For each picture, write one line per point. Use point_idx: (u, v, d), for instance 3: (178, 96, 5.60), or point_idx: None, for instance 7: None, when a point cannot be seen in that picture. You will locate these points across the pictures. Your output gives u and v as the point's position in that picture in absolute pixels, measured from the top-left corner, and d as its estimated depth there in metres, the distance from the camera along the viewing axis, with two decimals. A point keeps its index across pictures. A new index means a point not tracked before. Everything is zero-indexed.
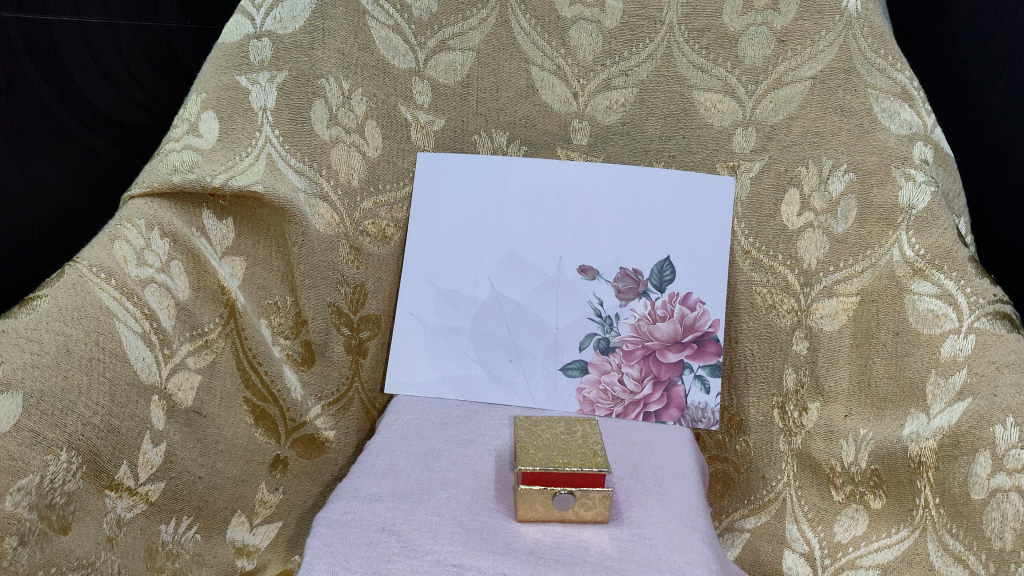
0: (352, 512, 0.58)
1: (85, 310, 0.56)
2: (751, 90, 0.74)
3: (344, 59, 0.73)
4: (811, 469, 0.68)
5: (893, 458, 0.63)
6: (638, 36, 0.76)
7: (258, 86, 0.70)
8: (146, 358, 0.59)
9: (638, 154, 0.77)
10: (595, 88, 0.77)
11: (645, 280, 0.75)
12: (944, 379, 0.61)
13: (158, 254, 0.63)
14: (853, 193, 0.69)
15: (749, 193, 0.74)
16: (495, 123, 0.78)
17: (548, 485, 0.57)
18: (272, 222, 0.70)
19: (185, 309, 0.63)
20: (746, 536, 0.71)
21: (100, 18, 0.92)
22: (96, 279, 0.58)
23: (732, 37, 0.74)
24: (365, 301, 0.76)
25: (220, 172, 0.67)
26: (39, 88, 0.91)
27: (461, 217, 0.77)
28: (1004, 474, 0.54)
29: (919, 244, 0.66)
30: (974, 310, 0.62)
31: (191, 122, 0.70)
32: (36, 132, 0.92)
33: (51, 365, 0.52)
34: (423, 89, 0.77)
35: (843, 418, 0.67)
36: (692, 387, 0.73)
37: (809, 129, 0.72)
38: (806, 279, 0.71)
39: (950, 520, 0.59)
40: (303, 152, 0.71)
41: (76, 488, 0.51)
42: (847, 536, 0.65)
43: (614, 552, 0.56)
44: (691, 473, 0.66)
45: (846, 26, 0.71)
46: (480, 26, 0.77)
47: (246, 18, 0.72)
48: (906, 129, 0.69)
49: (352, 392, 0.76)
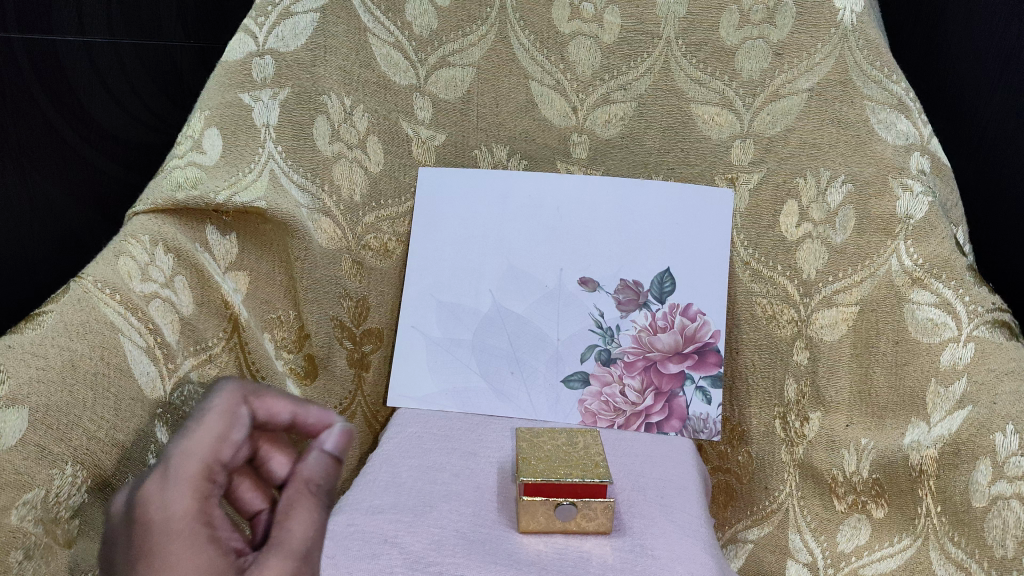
0: (355, 525, 0.57)
1: (91, 325, 0.57)
2: (748, 103, 0.74)
3: (346, 77, 0.74)
4: (812, 479, 0.69)
5: (895, 467, 0.63)
6: (636, 50, 0.77)
7: (261, 103, 0.71)
8: (150, 373, 0.59)
9: (637, 166, 0.78)
10: (594, 102, 0.77)
11: (645, 292, 0.75)
12: (944, 388, 0.62)
13: (163, 269, 0.64)
14: (851, 204, 0.70)
15: (747, 205, 0.75)
16: (495, 138, 0.79)
17: (550, 496, 0.57)
18: (275, 238, 0.71)
19: (189, 323, 0.64)
20: (750, 547, 0.71)
21: (105, 37, 0.94)
22: (101, 294, 0.59)
23: (729, 51, 0.75)
24: (367, 315, 0.76)
25: (222, 189, 0.68)
26: (45, 108, 0.94)
27: (463, 230, 0.77)
28: (1005, 482, 0.54)
29: (918, 253, 0.66)
30: (972, 319, 0.62)
31: (194, 139, 0.71)
32: (42, 151, 0.96)
33: (56, 380, 0.52)
34: (423, 105, 0.77)
35: (844, 427, 0.68)
36: (693, 398, 0.73)
37: (806, 140, 0.72)
38: (805, 289, 0.71)
39: (951, 528, 0.59)
40: (305, 168, 0.72)
41: (81, 502, 0.52)
42: (850, 546, 0.66)
43: (617, 562, 0.56)
44: (693, 484, 0.66)
45: (841, 40, 0.72)
46: (480, 42, 0.78)
47: (249, 37, 0.73)
48: (903, 140, 0.70)
49: (355, 405, 0.76)
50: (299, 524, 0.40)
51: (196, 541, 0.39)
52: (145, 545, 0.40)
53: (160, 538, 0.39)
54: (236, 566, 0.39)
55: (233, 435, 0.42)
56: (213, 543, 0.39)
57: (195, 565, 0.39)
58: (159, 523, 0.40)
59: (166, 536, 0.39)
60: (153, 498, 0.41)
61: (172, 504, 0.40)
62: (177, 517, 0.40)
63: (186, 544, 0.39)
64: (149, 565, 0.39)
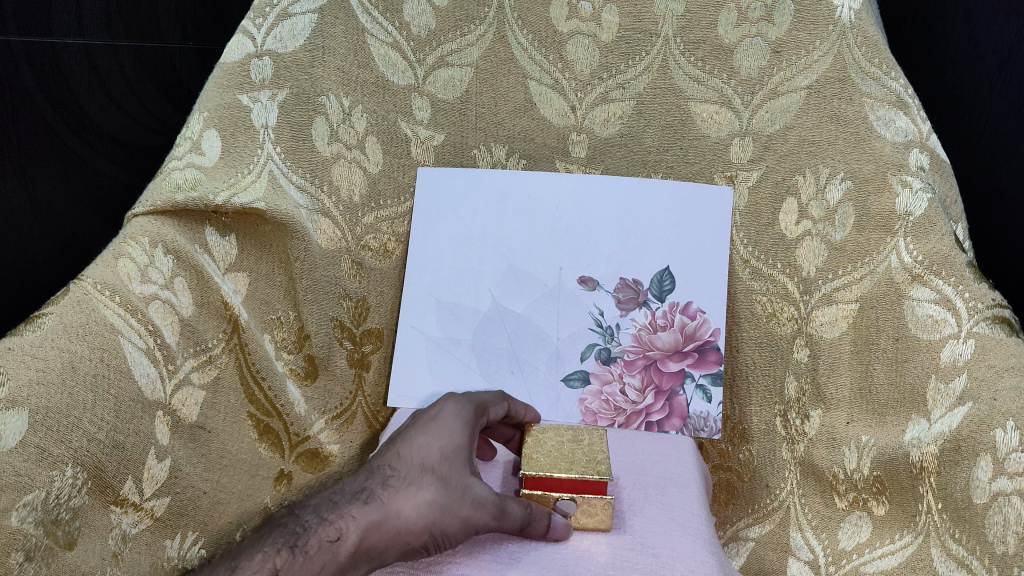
0: None
1: (91, 327, 0.57)
2: (747, 100, 0.74)
3: (344, 77, 0.74)
4: (813, 477, 0.69)
5: (896, 463, 0.63)
6: (634, 49, 0.76)
7: (259, 105, 0.71)
8: (150, 374, 0.59)
9: (636, 165, 0.77)
10: (593, 100, 0.77)
11: (645, 290, 0.75)
12: (945, 384, 0.62)
13: (162, 270, 0.64)
14: (850, 201, 0.70)
15: (746, 203, 0.74)
16: (494, 137, 0.78)
17: (549, 490, 0.59)
18: (274, 239, 0.71)
19: (189, 325, 0.64)
20: (751, 544, 0.72)
21: (104, 39, 0.95)
22: (100, 296, 0.60)
23: (727, 48, 0.75)
24: (366, 315, 0.76)
25: (222, 190, 0.68)
26: (45, 112, 0.95)
27: (462, 230, 0.77)
28: (1005, 478, 0.55)
29: (917, 249, 0.66)
30: (973, 315, 0.62)
31: (193, 140, 0.70)
32: (41, 153, 0.97)
33: (56, 382, 0.53)
34: (422, 105, 0.77)
35: (844, 425, 0.68)
36: (694, 397, 0.73)
37: (805, 137, 0.72)
38: (805, 287, 0.71)
39: (952, 525, 0.59)
40: (304, 169, 0.72)
41: (82, 504, 0.52)
42: (851, 543, 0.66)
43: (617, 560, 0.57)
44: (694, 482, 0.67)
45: (839, 37, 0.72)
46: (478, 42, 0.77)
47: (246, 38, 0.73)
48: (901, 136, 0.70)
49: (356, 406, 0.75)
50: (519, 509, 0.56)
51: (464, 434, 0.58)
52: (432, 415, 0.59)
53: (444, 417, 0.59)
54: (475, 469, 0.57)
55: (500, 404, 0.64)
56: (468, 440, 0.58)
57: (461, 443, 0.57)
58: (449, 409, 0.59)
59: (453, 417, 0.59)
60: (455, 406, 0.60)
61: (461, 406, 0.60)
62: (461, 413, 0.59)
63: (459, 432, 0.58)
64: (421, 430, 0.58)
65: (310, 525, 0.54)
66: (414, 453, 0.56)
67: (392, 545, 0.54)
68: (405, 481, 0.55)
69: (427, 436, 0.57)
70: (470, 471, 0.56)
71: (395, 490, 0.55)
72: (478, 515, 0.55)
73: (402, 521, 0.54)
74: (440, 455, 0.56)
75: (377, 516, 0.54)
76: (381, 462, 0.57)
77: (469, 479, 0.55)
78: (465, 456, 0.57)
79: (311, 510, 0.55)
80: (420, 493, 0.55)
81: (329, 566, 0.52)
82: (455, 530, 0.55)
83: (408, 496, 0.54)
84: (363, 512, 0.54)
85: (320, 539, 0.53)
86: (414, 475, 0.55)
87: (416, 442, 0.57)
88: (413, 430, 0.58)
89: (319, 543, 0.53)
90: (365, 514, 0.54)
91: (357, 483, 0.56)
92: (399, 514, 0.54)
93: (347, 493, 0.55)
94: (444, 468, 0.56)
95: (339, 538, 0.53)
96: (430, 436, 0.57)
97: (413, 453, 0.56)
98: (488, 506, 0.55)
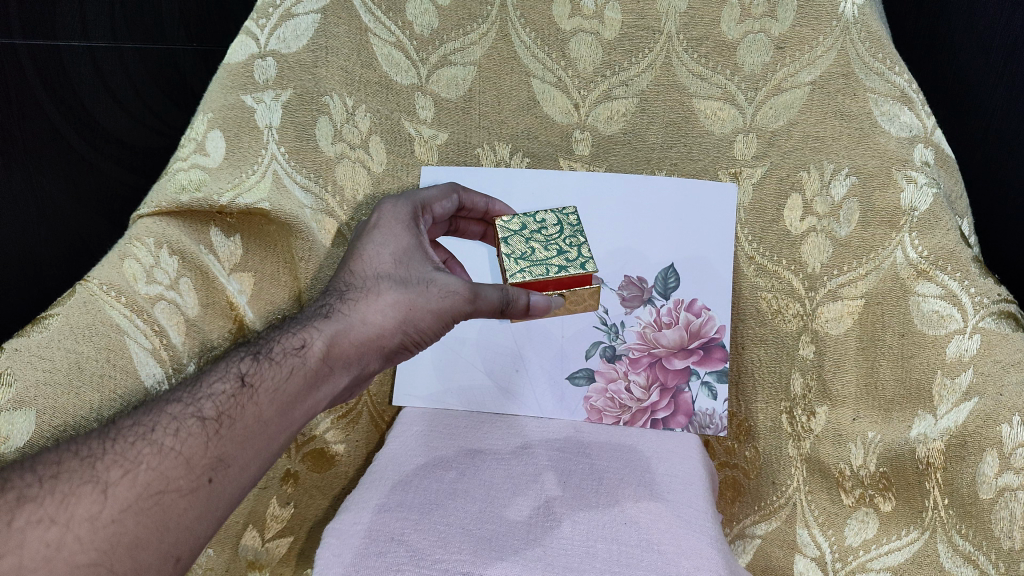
0: (360, 523, 0.61)
1: (97, 327, 0.59)
2: (751, 97, 0.74)
3: (346, 77, 0.74)
4: (819, 472, 0.70)
5: (902, 460, 0.65)
6: (637, 45, 0.76)
7: (264, 105, 0.71)
8: (157, 375, 0.61)
9: (639, 162, 0.77)
10: (596, 98, 0.77)
11: (649, 288, 0.75)
12: (950, 379, 0.63)
13: (167, 271, 0.64)
14: (854, 197, 0.70)
15: (752, 198, 0.74)
16: (497, 136, 0.78)
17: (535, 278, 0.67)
18: (278, 238, 0.71)
19: (194, 325, 0.65)
20: (758, 542, 0.72)
21: (109, 42, 0.99)
22: (107, 297, 0.61)
23: (730, 45, 0.74)
24: None
25: (226, 190, 0.68)
26: (50, 112, 0.99)
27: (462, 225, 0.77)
28: (1011, 473, 0.58)
29: (921, 244, 0.67)
30: (977, 310, 0.63)
31: (197, 141, 0.70)
32: (49, 157, 0.99)
33: (62, 382, 0.56)
34: (425, 104, 0.77)
35: (851, 420, 0.68)
36: (699, 394, 0.73)
37: (809, 134, 0.72)
38: (810, 283, 0.71)
39: (959, 521, 0.61)
40: (309, 169, 0.72)
41: None
42: (858, 540, 0.67)
43: (623, 558, 0.58)
44: (699, 480, 0.66)
45: (843, 32, 0.72)
46: (481, 41, 0.77)
47: (250, 38, 0.73)
48: (906, 131, 0.69)
49: (361, 406, 0.76)
50: (493, 292, 0.62)
51: (408, 233, 0.64)
52: (376, 225, 0.65)
53: (386, 222, 0.65)
54: (434, 264, 0.64)
55: (446, 199, 0.69)
56: (413, 236, 0.64)
57: (404, 245, 0.63)
58: (388, 213, 0.66)
59: (389, 221, 0.65)
60: (387, 205, 0.67)
61: (398, 207, 0.66)
62: (400, 216, 0.65)
63: (403, 233, 0.64)
64: (369, 240, 0.64)
65: (275, 339, 0.58)
66: (368, 265, 0.62)
67: (365, 349, 0.59)
68: (364, 291, 0.60)
69: (377, 245, 0.63)
70: (429, 268, 0.63)
71: (356, 300, 0.60)
72: (449, 302, 0.61)
73: (369, 324, 0.59)
74: (391, 261, 0.62)
75: (343, 325, 0.58)
76: (339, 282, 0.61)
77: (430, 274, 0.62)
78: (415, 255, 0.63)
79: (275, 333, 0.59)
80: (381, 297, 0.60)
81: (298, 370, 0.56)
82: (427, 323, 0.61)
83: (369, 303, 0.60)
84: (329, 323, 0.58)
85: (286, 348, 0.57)
86: (372, 283, 0.61)
87: (366, 255, 0.63)
88: (364, 242, 0.64)
89: (285, 351, 0.57)
90: (330, 324, 0.58)
91: (318, 305, 0.60)
92: (364, 321, 0.59)
93: (308, 314, 0.60)
94: (398, 273, 0.62)
95: (305, 346, 0.57)
96: (377, 247, 0.63)
97: (367, 263, 0.62)
98: (458, 292, 0.61)
